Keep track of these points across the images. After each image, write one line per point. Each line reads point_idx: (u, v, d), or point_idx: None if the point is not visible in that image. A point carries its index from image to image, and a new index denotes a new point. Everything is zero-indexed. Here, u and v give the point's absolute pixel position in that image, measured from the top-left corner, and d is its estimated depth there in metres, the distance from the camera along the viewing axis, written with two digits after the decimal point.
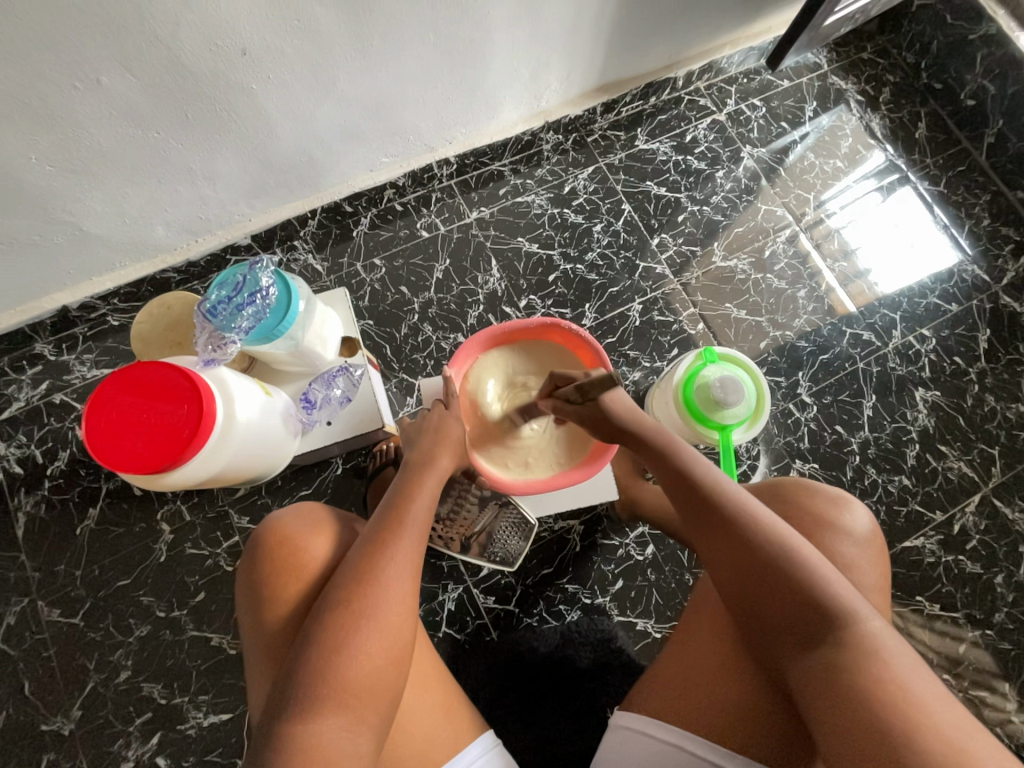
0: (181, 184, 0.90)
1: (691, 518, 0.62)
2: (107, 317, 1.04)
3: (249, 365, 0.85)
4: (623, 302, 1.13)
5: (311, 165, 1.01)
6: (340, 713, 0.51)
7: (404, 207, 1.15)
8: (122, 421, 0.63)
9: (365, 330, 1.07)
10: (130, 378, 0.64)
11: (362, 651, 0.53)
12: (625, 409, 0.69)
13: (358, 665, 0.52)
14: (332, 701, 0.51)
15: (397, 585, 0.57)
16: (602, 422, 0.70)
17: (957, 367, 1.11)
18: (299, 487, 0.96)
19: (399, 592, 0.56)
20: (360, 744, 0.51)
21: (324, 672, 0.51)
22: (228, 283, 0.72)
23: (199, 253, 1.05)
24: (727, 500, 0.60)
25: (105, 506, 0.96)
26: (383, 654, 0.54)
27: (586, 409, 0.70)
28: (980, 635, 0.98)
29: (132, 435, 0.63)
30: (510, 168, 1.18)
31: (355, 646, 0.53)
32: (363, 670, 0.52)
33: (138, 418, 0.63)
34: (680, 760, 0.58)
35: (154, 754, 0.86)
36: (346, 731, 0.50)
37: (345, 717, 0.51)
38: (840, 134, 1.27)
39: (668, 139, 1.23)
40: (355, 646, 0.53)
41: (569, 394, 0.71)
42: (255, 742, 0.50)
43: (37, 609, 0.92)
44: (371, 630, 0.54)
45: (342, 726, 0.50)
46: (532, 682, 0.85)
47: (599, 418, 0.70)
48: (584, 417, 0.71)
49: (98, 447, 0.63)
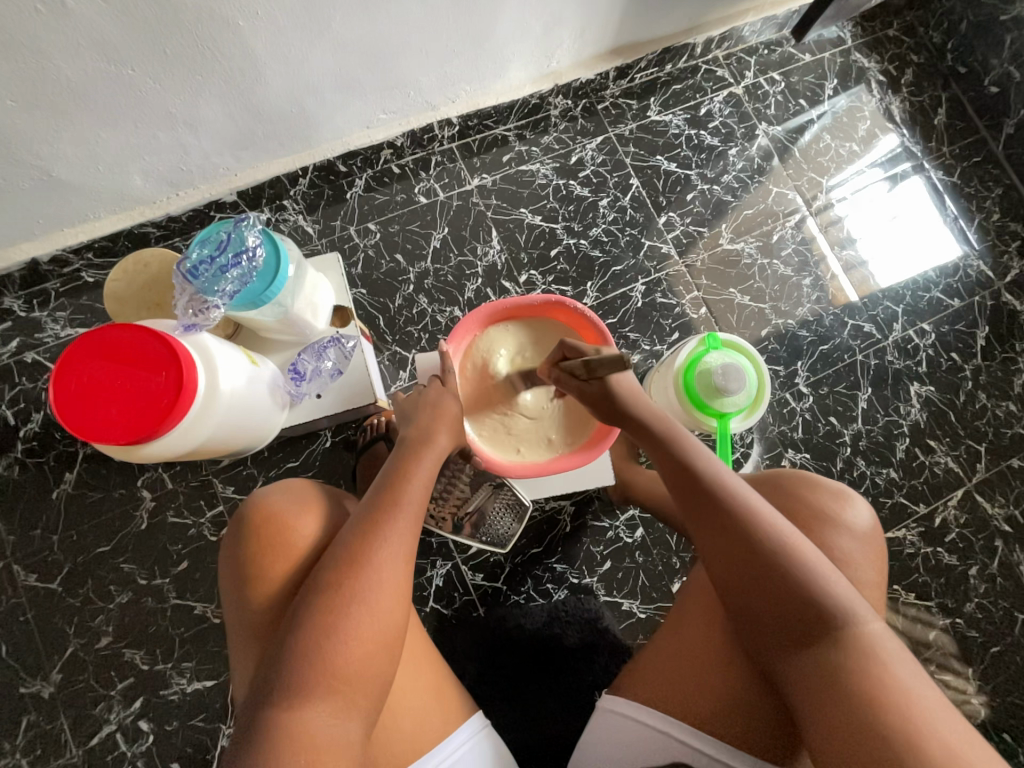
0: (159, 130, 0.83)
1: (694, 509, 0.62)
2: (81, 272, 0.98)
3: (234, 331, 0.81)
4: (625, 282, 1.09)
5: (302, 117, 0.93)
6: (329, 700, 0.50)
7: (401, 170, 1.09)
8: (95, 387, 0.59)
9: (357, 299, 1.03)
10: (102, 342, 0.60)
11: (353, 637, 0.52)
12: (628, 388, 0.69)
13: (346, 650, 0.51)
14: (321, 688, 0.50)
15: (389, 571, 0.55)
16: (604, 401, 0.69)
17: (953, 363, 1.11)
18: (286, 459, 0.93)
19: (393, 578, 0.55)
20: (349, 729, 0.50)
21: (313, 658, 0.50)
22: (211, 241, 0.68)
23: (180, 208, 0.99)
24: (733, 494, 0.59)
25: (82, 471, 0.93)
26: (376, 640, 0.53)
27: (590, 387, 0.68)
28: (950, 623, 1.01)
29: (105, 403, 0.60)
30: (515, 134, 1.12)
31: (346, 632, 0.52)
32: (354, 655, 0.51)
33: (112, 385, 0.59)
34: (666, 745, 0.59)
35: (137, 718, 0.86)
36: (336, 718, 0.50)
37: (335, 704, 0.50)
38: (858, 115, 1.22)
39: (681, 111, 1.17)
40: (344, 633, 0.51)
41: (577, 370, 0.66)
42: (240, 726, 0.49)
43: (12, 573, 0.89)
44: (363, 615, 0.52)
45: (332, 713, 0.50)
46: (517, 658, 0.86)
47: (603, 397, 0.69)
48: (586, 393, 0.69)
49: (67, 415, 0.59)
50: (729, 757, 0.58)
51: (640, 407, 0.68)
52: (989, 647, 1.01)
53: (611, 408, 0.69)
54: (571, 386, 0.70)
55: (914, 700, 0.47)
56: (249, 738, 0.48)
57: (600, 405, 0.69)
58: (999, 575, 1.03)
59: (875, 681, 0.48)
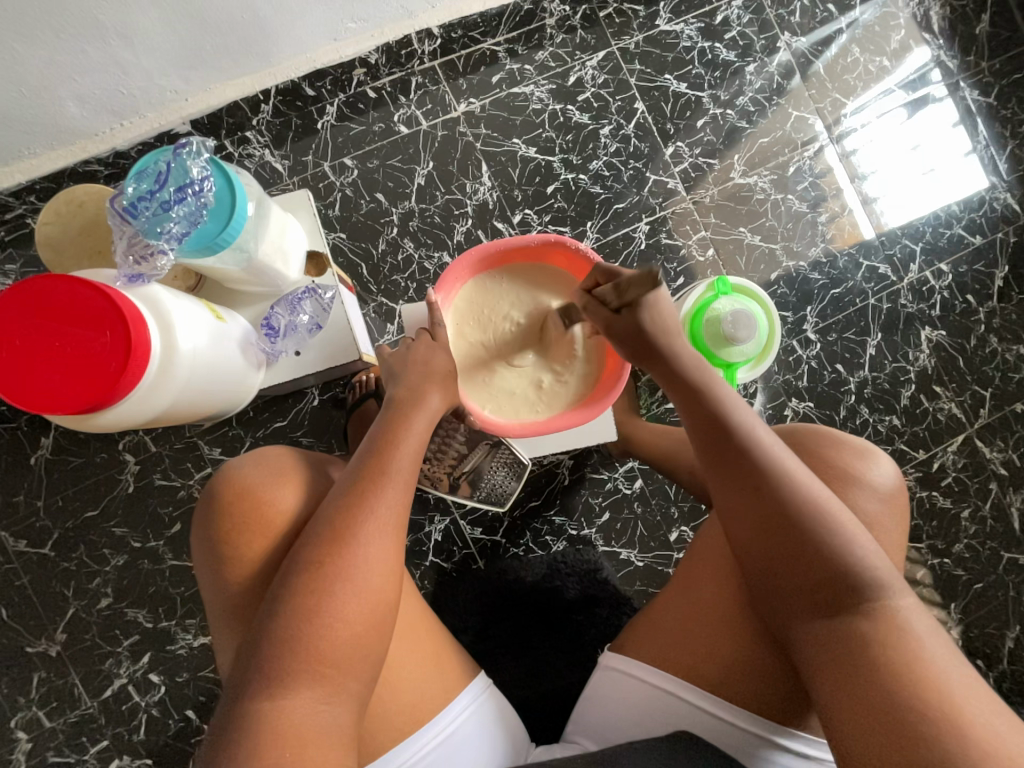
0: (89, 43, 0.71)
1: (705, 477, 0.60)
2: (25, 217, 0.88)
3: (196, 283, 0.74)
4: (628, 221, 1.00)
5: (256, 26, 0.80)
6: (314, 684, 0.49)
7: (377, 95, 0.96)
8: (33, 351, 0.54)
9: (337, 245, 0.94)
10: (34, 300, 0.54)
11: (338, 618, 0.50)
12: (666, 321, 0.60)
13: (332, 632, 0.50)
14: (305, 673, 0.49)
15: (376, 549, 0.53)
16: (637, 336, 0.61)
17: (967, 306, 1.05)
18: (273, 418, 0.89)
19: (380, 557, 0.53)
20: (339, 713, 0.49)
21: (296, 642, 0.49)
22: (149, 174, 0.60)
23: (128, 142, 0.88)
24: (742, 460, 0.57)
25: (59, 436, 0.88)
26: (362, 621, 0.51)
27: (621, 320, 0.60)
28: (935, 563, 1.00)
29: (47, 368, 0.54)
30: (505, 49, 0.98)
31: (331, 614, 0.50)
32: (339, 638, 0.50)
33: (52, 347, 0.54)
34: (674, 705, 0.61)
35: (146, 672, 0.87)
36: (322, 702, 0.49)
37: (320, 688, 0.49)
38: (891, 24, 1.08)
39: (694, 19, 1.03)
40: (329, 614, 0.50)
41: (606, 296, 0.61)
42: (223, 710, 0.48)
43: (1, 539, 0.87)
44: (348, 596, 0.51)
45: (318, 697, 0.49)
46: (518, 606, 0.87)
47: (633, 332, 0.60)
48: (616, 328, 0.61)
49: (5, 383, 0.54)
50: (729, 713, 0.60)
51: (677, 339, 0.61)
52: (972, 585, 1.00)
53: (647, 344, 0.61)
54: (600, 317, 0.63)
55: (932, 666, 0.49)
56: (232, 724, 0.47)
57: (632, 342, 0.61)
58: (990, 517, 1.01)
59: (894, 649, 0.50)
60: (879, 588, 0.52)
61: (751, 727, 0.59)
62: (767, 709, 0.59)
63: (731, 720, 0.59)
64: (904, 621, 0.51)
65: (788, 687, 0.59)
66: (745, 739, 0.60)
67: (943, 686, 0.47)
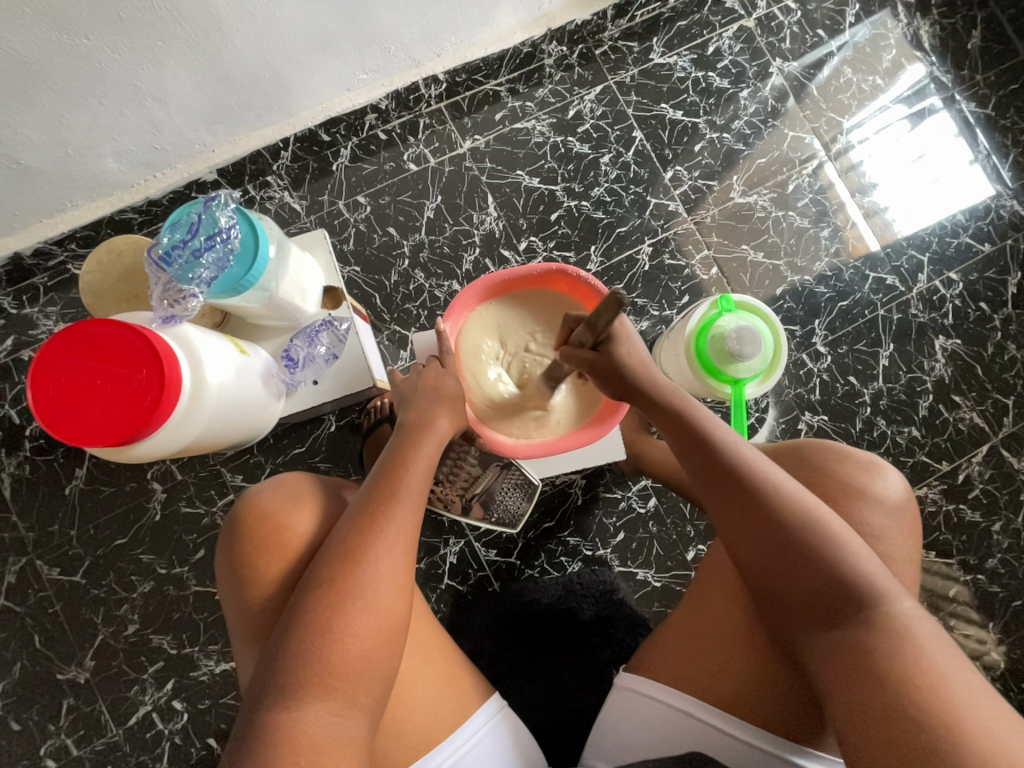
0: (127, 107, 0.78)
1: (712, 495, 0.59)
2: (67, 264, 0.95)
3: (222, 320, 0.79)
4: (631, 243, 1.03)
5: (277, 83, 0.87)
6: (326, 699, 0.50)
7: (388, 136, 1.02)
8: (75, 390, 0.58)
9: (351, 278, 0.99)
10: (76, 342, 0.58)
11: (351, 632, 0.51)
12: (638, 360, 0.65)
13: (343, 647, 0.51)
14: (316, 687, 0.50)
15: (386, 565, 0.54)
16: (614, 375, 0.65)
17: (981, 313, 1.04)
18: (293, 445, 0.93)
19: (389, 573, 0.54)
20: (351, 726, 0.50)
21: (309, 656, 0.50)
22: (181, 224, 0.65)
23: (160, 191, 0.95)
24: (742, 474, 0.58)
25: (92, 466, 0.93)
26: (372, 636, 0.52)
27: (600, 358, 0.63)
28: (970, 579, 0.97)
29: (87, 405, 0.58)
30: (508, 88, 1.04)
31: (343, 629, 0.51)
32: (351, 652, 0.51)
33: (91, 386, 0.58)
34: (689, 725, 0.60)
35: (170, 699, 0.88)
36: (335, 716, 0.49)
37: (333, 701, 0.50)
38: (882, 44, 1.11)
39: (687, 52, 1.08)
40: (341, 628, 0.51)
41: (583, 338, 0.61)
42: (240, 725, 0.49)
43: (36, 568, 0.91)
44: (359, 612, 0.52)
45: (330, 710, 0.49)
46: (534, 630, 0.87)
47: (612, 370, 0.64)
48: (596, 366, 0.64)
49: (51, 420, 0.58)
50: (743, 733, 0.58)
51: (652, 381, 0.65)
52: (1011, 603, 0.96)
53: (624, 383, 0.65)
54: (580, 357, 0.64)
55: (947, 677, 0.47)
56: (247, 742, 0.48)
57: (611, 381, 0.65)
58: None
59: (914, 660, 0.48)
60: (888, 599, 0.51)
61: (767, 747, 0.58)
62: (786, 728, 0.58)
63: (747, 739, 0.58)
64: (911, 630, 0.50)
65: (808, 707, 0.58)
66: (761, 760, 0.58)
67: (961, 697, 0.46)
